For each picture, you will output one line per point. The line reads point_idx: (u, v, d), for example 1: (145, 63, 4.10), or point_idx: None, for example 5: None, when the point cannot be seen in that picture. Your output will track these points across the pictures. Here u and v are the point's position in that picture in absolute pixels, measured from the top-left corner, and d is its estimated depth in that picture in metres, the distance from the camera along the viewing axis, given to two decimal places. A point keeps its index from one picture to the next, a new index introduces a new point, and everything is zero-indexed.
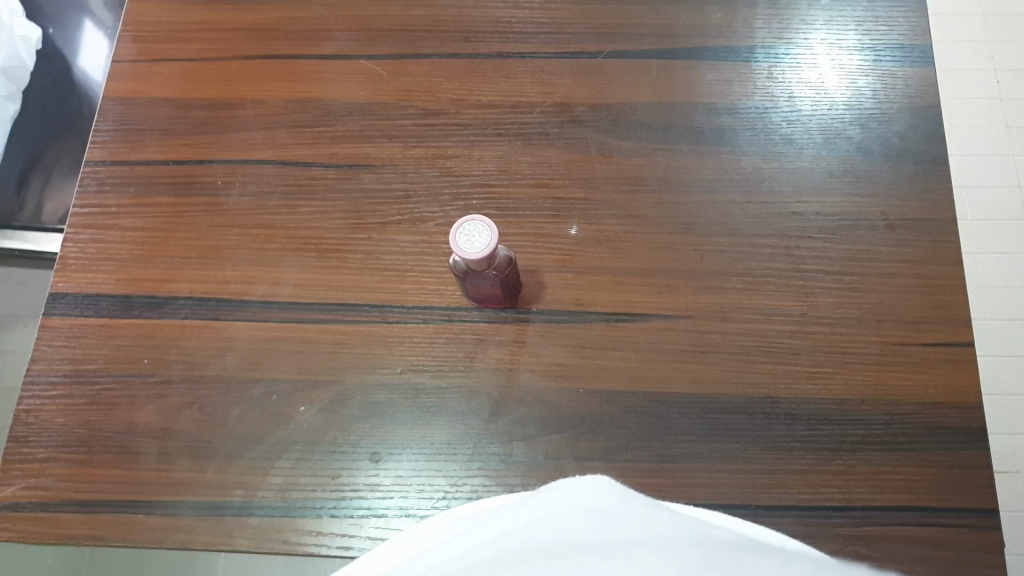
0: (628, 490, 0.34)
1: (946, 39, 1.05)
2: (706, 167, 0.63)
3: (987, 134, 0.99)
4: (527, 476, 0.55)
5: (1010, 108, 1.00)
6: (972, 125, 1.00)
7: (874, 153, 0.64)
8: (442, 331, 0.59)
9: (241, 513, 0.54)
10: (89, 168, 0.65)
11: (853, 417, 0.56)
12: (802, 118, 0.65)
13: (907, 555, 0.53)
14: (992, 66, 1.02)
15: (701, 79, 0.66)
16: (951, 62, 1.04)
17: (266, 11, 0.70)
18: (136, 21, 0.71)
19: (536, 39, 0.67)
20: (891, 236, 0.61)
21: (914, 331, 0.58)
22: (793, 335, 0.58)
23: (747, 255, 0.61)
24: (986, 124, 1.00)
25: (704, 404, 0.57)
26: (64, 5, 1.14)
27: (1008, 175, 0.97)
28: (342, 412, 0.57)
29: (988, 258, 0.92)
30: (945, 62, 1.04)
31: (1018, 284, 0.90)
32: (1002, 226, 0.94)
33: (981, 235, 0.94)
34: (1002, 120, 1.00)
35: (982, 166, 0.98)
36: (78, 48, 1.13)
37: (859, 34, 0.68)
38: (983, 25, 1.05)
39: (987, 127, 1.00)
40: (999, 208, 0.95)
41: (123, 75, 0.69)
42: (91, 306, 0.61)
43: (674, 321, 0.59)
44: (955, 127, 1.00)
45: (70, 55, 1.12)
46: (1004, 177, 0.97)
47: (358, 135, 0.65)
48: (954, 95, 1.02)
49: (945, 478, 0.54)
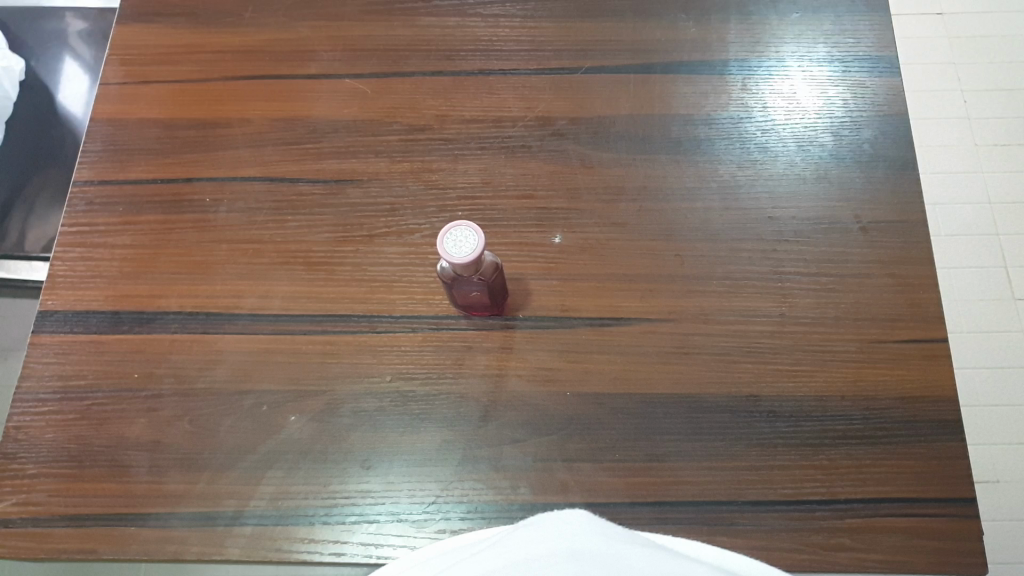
0: (601, 533, 0.36)
1: (914, 60, 1.09)
2: (684, 176, 0.65)
3: (958, 148, 1.02)
4: (517, 478, 0.56)
5: (978, 125, 1.03)
6: (944, 141, 1.03)
7: (846, 159, 0.66)
8: (430, 339, 0.60)
9: (232, 523, 0.55)
10: (79, 189, 0.67)
11: (834, 412, 0.57)
12: (776, 127, 0.67)
13: (890, 546, 0.54)
14: (959, 84, 1.06)
15: (677, 92, 0.68)
16: (921, 80, 1.07)
17: (254, 35, 0.72)
18: (124, 45, 0.73)
19: (517, 56, 0.70)
20: (864, 237, 0.63)
21: (890, 327, 0.60)
22: (773, 335, 0.60)
23: (725, 259, 0.62)
24: (957, 139, 1.03)
25: (688, 404, 0.58)
26: (46, 38, 1.17)
27: (980, 189, 0.99)
28: (332, 422, 0.58)
29: (963, 272, 0.95)
30: (914, 81, 1.07)
31: (991, 297, 0.94)
32: (975, 241, 0.96)
33: (955, 249, 0.96)
34: (971, 137, 1.02)
35: (954, 181, 1.00)
36: (59, 79, 1.14)
37: (829, 46, 0.70)
38: (949, 46, 1.09)
39: (956, 144, 1.02)
40: (971, 223, 0.97)
41: (113, 99, 0.71)
42: (80, 322, 0.62)
43: (656, 324, 0.60)
44: (927, 143, 1.03)
45: (52, 86, 1.14)
46: (976, 192, 0.99)
47: (344, 151, 0.67)
48: (925, 112, 1.05)
49: (926, 470, 0.56)
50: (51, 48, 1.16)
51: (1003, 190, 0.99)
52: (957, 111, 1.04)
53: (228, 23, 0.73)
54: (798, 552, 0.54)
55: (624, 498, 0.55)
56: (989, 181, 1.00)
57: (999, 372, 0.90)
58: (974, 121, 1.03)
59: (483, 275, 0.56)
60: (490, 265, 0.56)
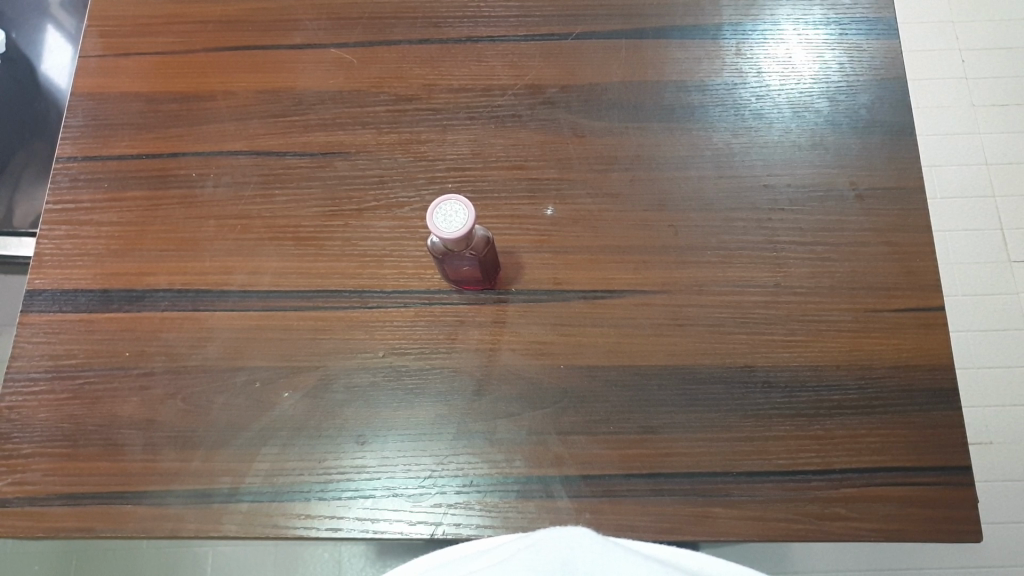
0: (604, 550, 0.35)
1: (914, 20, 1.08)
2: (678, 145, 0.64)
3: (959, 109, 1.02)
4: (512, 452, 0.56)
5: (976, 86, 1.03)
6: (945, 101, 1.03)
7: (843, 125, 0.65)
8: (422, 314, 0.60)
9: (229, 499, 0.55)
10: (63, 166, 0.66)
11: (829, 382, 0.57)
12: (771, 93, 0.66)
13: (883, 513, 0.54)
14: (958, 45, 1.05)
15: (670, 58, 0.67)
16: (920, 41, 1.06)
17: (236, 4, 0.70)
18: (102, 16, 0.71)
19: (506, 22, 0.68)
20: (860, 205, 0.62)
21: (886, 296, 0.60)
22: (767, 305, 0.59)
23: (720, 228, 0.62)
24: (956, 101, 1.02)
25: (683, 376, 0.58)
26: (24, 8, 1.13)
27: (978, 151, 1.00)
28: (325, 398, 0.58)
29: (959, 236, 0.97)
30: (914, 41, 1.06)
31: (985, 260, 0.96)
32: (971, 204, 0.98)
33: (950, 213, 0.98)
34: (968, 99, 1.02)
35: (951, 144, 1.01)
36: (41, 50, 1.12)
37: (825, 9, 0.68)
38: (948, 5, 1.08)
39: (954, 105, 1.02)
40: (968, 186, 0.99)
41: (94, 72, 0.69)
42: (69, 302, 0.62)
43: (650, 296, 0.60)
44: (925, 105, 1.03)
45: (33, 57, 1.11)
46: (972, 154, 1.00)
47: (332, 123, 0.65)
48: (925, 73, 1.04)
49: (920, 438, 0.56)
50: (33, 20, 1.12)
51: (1002, 153, 0.99)
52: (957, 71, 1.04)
53: None
54: (792, 521, 0.54)
55: (618, 471, 0.55)
56: (987, 142, 1.00)
57: (995, 335, 0.93)
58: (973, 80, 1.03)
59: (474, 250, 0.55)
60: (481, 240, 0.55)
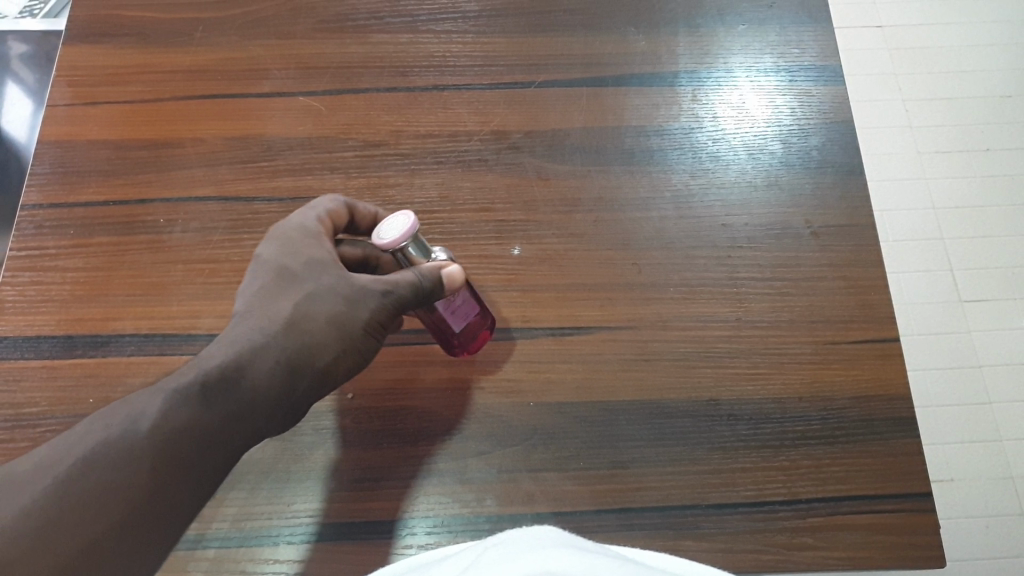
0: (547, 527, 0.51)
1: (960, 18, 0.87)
2: (639, 186, 0.66)
3: (932, 116, 0.81)
4: (482, 490, 0.56)
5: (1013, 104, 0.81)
6: (921, 108, 0.82)
7: (796, 166, 0.68)
8: (391, 354, 0.61)
9: (194, 546, 0.55)
10: (29, 213, 0.66)
11: (791, 414, 0.58)
12: (727, 136, 0.69)
13: (850, 542, 0.55)
14: (1002, 49, 0.85)
15: (630, 104, 0.70)
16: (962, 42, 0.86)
17: (206, 54, 0.72)
18: (71, 67, 0.72)
19: (471, 71, 0.71)
20: (815, 241, 0.65)
21: (843, 329, 0.61)
22: (730, 339, 0.61)
23: (683, 266, 0.63)
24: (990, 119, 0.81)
25: (650, 410, 0.59)
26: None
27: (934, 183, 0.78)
28: (293, 440, 0.58)
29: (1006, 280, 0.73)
30: (846, 40, 0.86)
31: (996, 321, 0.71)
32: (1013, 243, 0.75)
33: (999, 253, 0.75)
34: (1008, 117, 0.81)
35: (986, 167, 0.79)
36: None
37: (775, 57, 0.72)
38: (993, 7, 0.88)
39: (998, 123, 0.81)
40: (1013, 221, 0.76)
41: (62, 121, 0.70)
42: (32, 349, 0.61)
43: (616, 332, 0.61)
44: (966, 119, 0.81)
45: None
46: (993, 183, 0.78)
47: (300, 168, 0.67)
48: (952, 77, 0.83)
49: (882, 466, 0.57)
50: None
51: (983, 165, 0.79)
52: (913, 72, 0.84)
53: (179, 42, 0.72)
54: (762, 552, 0.55)
55: (589, 506, 0.56)
56: (970, 156, 0.79)
57: (948, 398, 0.68)
58: (962, 82, 0.83)
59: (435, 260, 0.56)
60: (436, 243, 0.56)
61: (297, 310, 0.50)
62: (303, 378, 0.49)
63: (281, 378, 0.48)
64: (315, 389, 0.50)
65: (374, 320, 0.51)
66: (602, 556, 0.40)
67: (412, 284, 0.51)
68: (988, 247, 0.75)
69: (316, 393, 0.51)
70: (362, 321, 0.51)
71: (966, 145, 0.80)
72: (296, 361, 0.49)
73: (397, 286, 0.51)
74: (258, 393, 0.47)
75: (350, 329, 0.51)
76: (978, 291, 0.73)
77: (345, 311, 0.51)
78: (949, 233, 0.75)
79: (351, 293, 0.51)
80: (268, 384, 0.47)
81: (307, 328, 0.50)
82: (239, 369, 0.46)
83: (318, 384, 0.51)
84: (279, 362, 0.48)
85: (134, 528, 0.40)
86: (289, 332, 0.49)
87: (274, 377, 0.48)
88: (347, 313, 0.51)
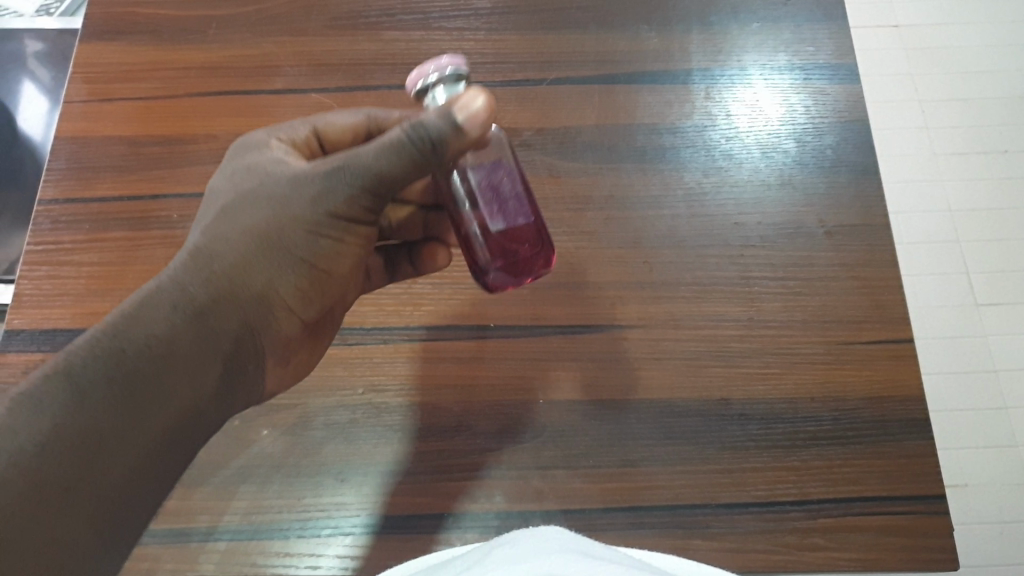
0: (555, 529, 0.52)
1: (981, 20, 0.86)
2: (651, 184, 0.66)
3: (948, 116, 0.80)
4: (492, 487, 0.56)
5: None
6: (938, 108, 0.81)
7: (810, 165, 0.67)
8: (401, 350, 0.61)
9: (206, 539, 0.55)
10: (44, 209, 0.67)
11: (804, 414, 0.58)
12: (740, 134, 0.68)
13: (862, 543, 0.55)
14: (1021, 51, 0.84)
15: (642, 102, 0.69)
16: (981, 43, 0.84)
17: (219, 51, 0.72)
18: (87, 63, 0.73)
19: (482, 69, 0.71)
20: (829, 240, 0.64)
21: (856, 329, 0.61)
22: (742, 339, 0.60)
23: (695, 265, 0.63)
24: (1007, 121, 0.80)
25: (660, 409, 0.58)
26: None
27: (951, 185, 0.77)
28: (304, 435, 0.58)
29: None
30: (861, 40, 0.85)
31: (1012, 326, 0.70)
32: None
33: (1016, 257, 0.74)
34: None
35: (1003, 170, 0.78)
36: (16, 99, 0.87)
37: (789, 55, 0.72)
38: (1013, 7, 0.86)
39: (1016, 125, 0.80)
40: None
41: (77, 117, 0.71)
42: (47, 341, 0.62)
43: (627, 330, 0.61)
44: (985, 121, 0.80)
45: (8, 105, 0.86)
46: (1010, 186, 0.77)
47: None
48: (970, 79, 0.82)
49: (894, 467, 0.57)
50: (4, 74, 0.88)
51: (1002, 166, 0.78)
52: (930, 72, 0.83)
53: (193, 39, 0.73)
54: (772, 553, 0.54)
55: (599, 505, 0.56)
56: (987, 158, 0.78)
57: (964, 401, 0.67)
58: (978, 82, 0.82)
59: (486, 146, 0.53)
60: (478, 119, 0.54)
61: (212, 237, 0.49)
62: (227, 310, 0.48)
63: (193, 314, 0.46)
64: (242, 318, 0.49)
65: (311, 220, 0.49)
66: (607, 564, 0.41)
67: (370, 153, 0.46)
68: (1007, 250, 0.74)
69: (251, 318, 0.50)
70: (295, 224, 0.49)
71: (985, 146, 0.78)
72: (209, 291, 0.47)
73: (348, 165, 0.47)
74: (162, 340, 0.45)
75: (275, 245, 0.49)
76: (993, 295, 0.72)
77: (276, 216, 0.49)
78: (965, 236, 0.74)
79: (286, 193, 0.49)
80: (177, 324, 0.46)
81: (226, 253, 0.49)
82: (141, 319, 0.45)
83: (249, 313, 0.49)
84: (186, 298, 0.47)
85: (53, 497, 0.39)
86: (203, 260, 0.48)
87: (179, 315, 0.46)
88: (275, 220, 0.49)
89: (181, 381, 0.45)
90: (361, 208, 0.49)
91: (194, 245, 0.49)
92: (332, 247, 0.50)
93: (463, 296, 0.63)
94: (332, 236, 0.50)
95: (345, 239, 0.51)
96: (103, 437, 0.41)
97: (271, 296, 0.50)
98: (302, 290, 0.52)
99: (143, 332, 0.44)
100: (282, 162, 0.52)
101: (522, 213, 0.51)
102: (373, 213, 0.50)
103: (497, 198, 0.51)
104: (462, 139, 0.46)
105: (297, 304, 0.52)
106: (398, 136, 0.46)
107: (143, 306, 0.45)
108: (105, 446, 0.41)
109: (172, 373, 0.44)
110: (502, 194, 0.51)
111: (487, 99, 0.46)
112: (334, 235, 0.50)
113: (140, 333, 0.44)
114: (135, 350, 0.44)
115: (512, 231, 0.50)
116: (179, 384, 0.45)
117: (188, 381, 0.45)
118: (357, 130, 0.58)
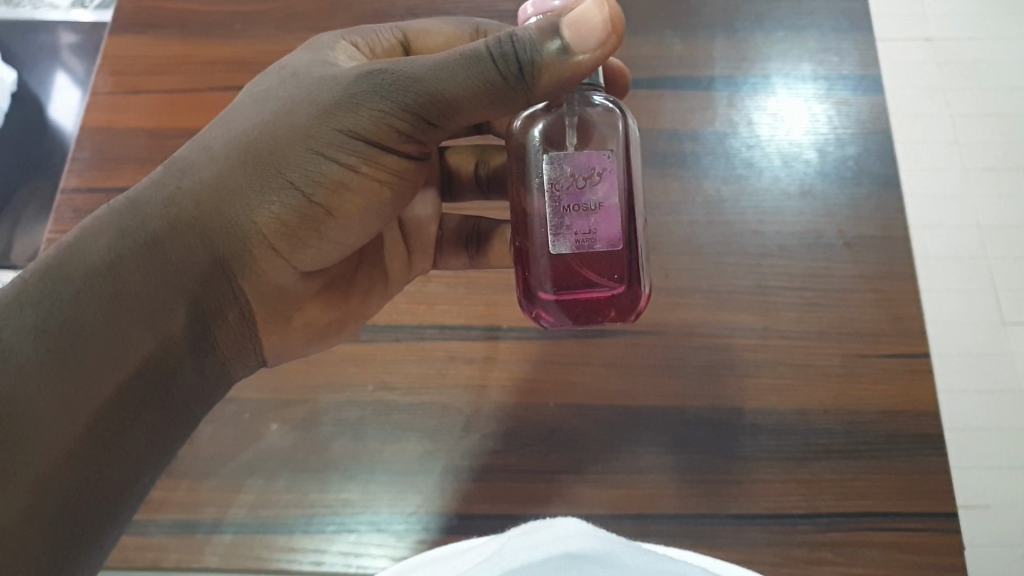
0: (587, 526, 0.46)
1: None
2: (669, 191, 0.66)
3: (979, 131, 0.77)
4: (498, 488, 0.56)
5: None
6: (971, 123, 0.78)
7: (831, 177, 0.67)
8: (413, 349, 0.61)
9: (212, 530, 0.56)
10: (68, 197, 0.68)
11: (816, 427, 0.57)
12: (761, 143, 0.68)
13: (871, 559, 0.54)
14: None
15: (664, 108, 0.69)
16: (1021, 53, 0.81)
17: (244, 47, 0.73)
18: (112, 56, 0.74)
19: None
20: (848, 252, 0.63)
21: (873, 343, 0.60)
22: (755, 349, 0.60)
23: (711, 273, 0.63)
24: None
25: (671, 416, 0.58)
26: (28, 51, 0.90)
27: (979, 201, 0.74)
28: (314, 431, 0.59)
29: None
30: (891, 52, 0.81)
31: None
32: None
33: None
34: None
35: None
36: (45, 91, 0.87)
37: (813, 65, 0.71)
38: None
39: None
40: None
41: (102, 109, 0.72)
42: None
43: (640, 337, 0.61)
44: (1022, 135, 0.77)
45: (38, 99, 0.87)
46: None
47: None
48: (1007, 94, 0.79)
49: (906, 484, 0.56)
50: (36, 67, 0.89)
51: None
52: (961, 86, 0.79)
53: (217, 34, 0.73)
54: (779, 564, 0.54)
55: (604, 511, 0.56)
56: (1018, 175, 0.75)
57: (987, 422, 0.64)
58: (1015, 97, 0.79)
59: (588, 137, 0.46)
60: (591, 93, 0.46)
61: (195, 147, 0.46)
62: (191, 240, 0.44)
63: (143, 246, 0.43)
64: (211, 251, 0.45)
65: (313, 134, 0.43)
66: None
67: (427, 59, 0.41)
68: None
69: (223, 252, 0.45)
70: (296, 139, 0.43)
71: (1016, 162, 0.76)
72: (166, 216, 0.44)
73: (392, 66, 0.41)
74: (101, 281, 0.43)
75: (270, 158, 0.43)
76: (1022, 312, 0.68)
77: (276, 123, 0.43)
78: (994, 252, 0.71)
79: (298, 95, 0.44)
80: (123, 258, 0.43)
81: (201, 168, 0.44)
82: (84, 252, 0.43)
83: (225, 242, 0.45)
84: (137, 225, 0.44)
85: None
86: (172, 178, 0.45)
87: (125, 246, 0.43)
88: (271, 130, 0.43)
89: (122, 327, 0.43)
90: (382, 126, 0.42)
91: (173, 158, 0.46)
92: (340, 174, 0.44)
93: (476, 296, 0.62)
94: (337, 157, 0.43)
95: (353, 167, 0.44)
96: (37, 392, 0.40)
97: (248, 229, 0.44)
98: (291, 227, 0.46)
99: (84, 268, 0.43)
100: (319, 65, 0.46)
101: (600, 239, 0.45)
102: (401, 134, 0.43)
103: (574, 209, 0.44)
104: (563, 64, 0.41)
105: (286, 244, 0.46)
106: (472, 49, 0.40)
107: (87, 237, 0.44)
108: (36, 404, 0.40)
109: (111, 320, 0.43)
110: (582, 205, 0.44)
111: (609, 12, 0.39)
112: (340, 158, 0.43)
113: (77, 271, 0.43)
114: (71, 291, 0.42)
115: (576, 260, 0.45)
116: (117, 340, 0.43)
117: (134, 330, 0.43)
118: (447, 43, 0.55)
